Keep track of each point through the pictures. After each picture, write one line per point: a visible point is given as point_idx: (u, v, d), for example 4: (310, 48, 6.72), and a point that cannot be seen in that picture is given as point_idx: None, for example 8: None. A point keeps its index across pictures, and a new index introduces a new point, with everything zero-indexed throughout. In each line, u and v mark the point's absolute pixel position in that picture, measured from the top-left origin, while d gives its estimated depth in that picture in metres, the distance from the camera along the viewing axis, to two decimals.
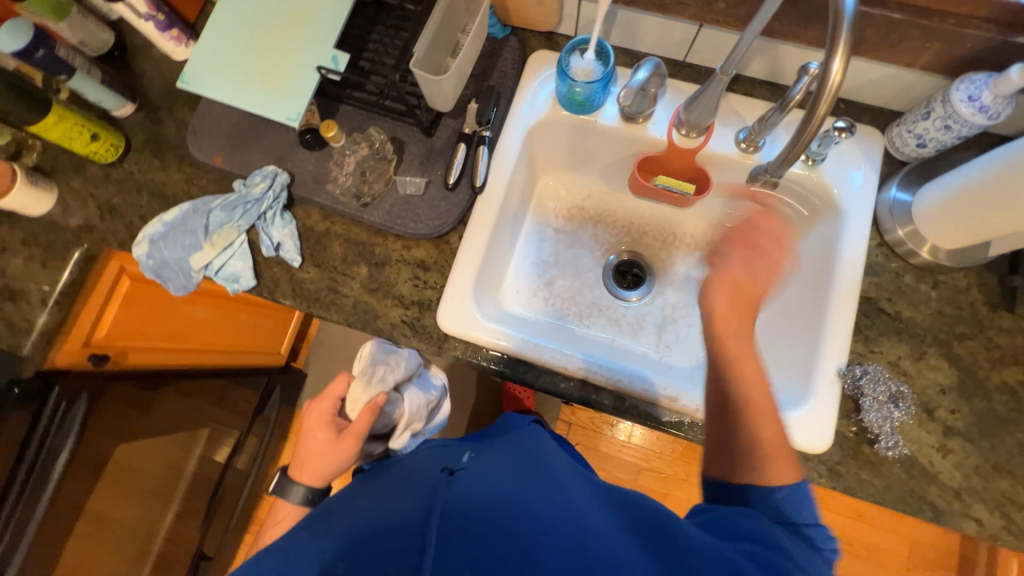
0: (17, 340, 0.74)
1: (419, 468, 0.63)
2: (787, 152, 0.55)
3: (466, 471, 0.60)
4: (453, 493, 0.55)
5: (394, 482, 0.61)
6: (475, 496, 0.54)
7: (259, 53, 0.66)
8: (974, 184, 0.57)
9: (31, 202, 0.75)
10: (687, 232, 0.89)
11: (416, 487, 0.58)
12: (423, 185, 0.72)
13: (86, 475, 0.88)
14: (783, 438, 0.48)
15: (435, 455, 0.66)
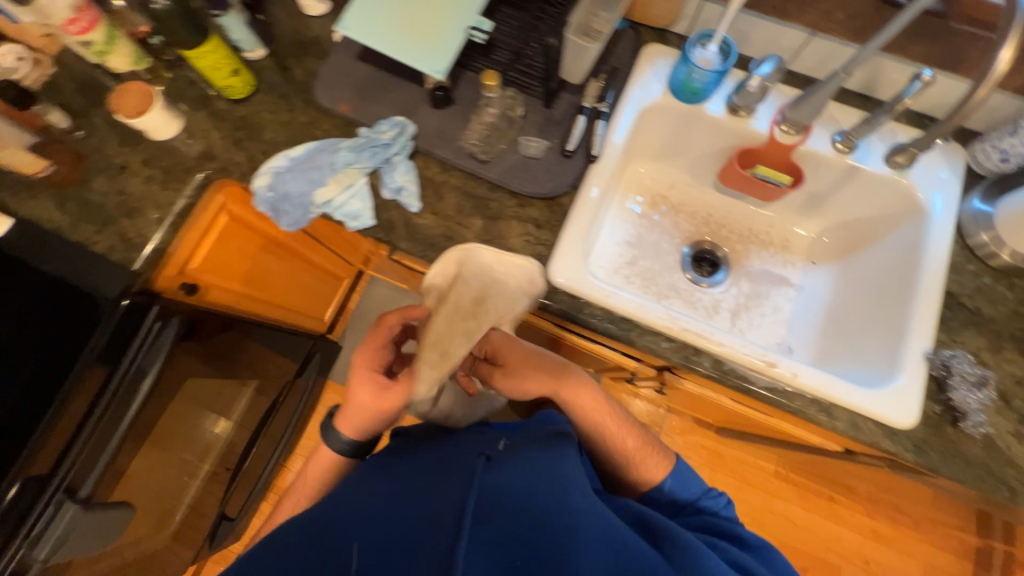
0: (130, 255, 0.76)
1: (455, 456, 0.69)
2: (942, 124, 0.63)
3: (501, 459, 0.65)
4: (493, 480, 0.61)
5: (430, 465, 0.68)
6: (513, 486, 0.60)
7: (412, 9, 0.72)
8: None
9: (162, 125, 0.78)
10: (763, 228, 0.94)
11: (454, 478, 0.63)
12: (542, 150, 0.77)
13: (163, 410, 0.85)
14: (645, 448, 0.74)
15: (472, 440, 0.71)
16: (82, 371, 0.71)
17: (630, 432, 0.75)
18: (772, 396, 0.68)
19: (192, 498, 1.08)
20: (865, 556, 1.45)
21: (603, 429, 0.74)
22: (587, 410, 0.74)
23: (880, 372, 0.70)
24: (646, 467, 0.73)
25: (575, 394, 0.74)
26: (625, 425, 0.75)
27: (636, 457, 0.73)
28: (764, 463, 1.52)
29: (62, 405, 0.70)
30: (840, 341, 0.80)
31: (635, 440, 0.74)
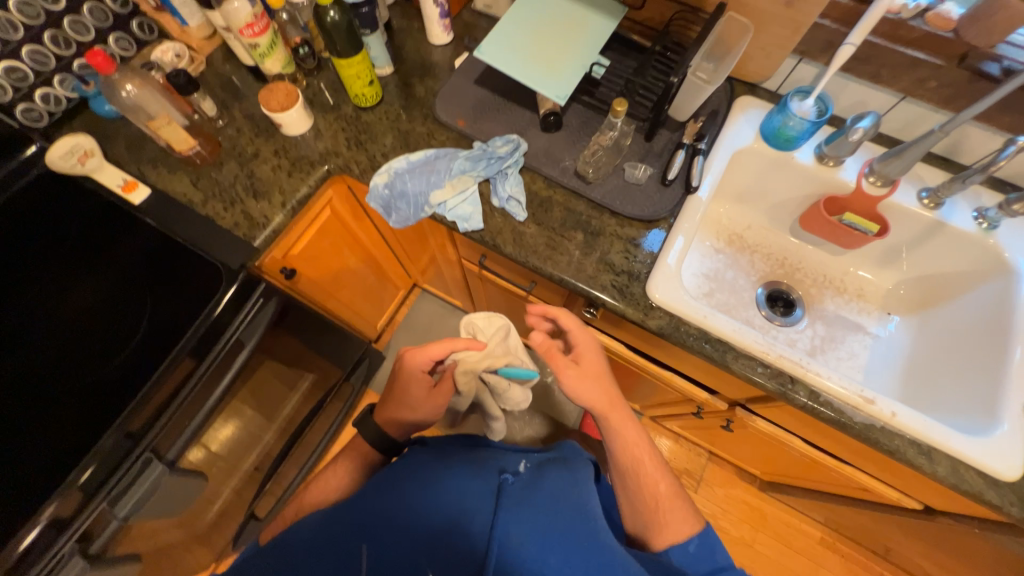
0: (252, 232, 0.81)
1: (479, 463, 0.67)
2: None
3: (523, 484, 0.63)
4: (516, 506, 0.59)
5: (449, 468, 0.65)
6: (537, 509, 0.59)
7: (540, 44, 0.80)
8: None
9: (297, 121, 0.86)
10: (838, 275, 0.96)
11: (474, 488, 0.62)
12: (644, 177, 0.82)
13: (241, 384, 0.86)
14: (672, 493, 0.68)
15: (498, 456, 0.70)
16: (179, 358, 0.74)
17: (665, 478, 0.69)
18: (868, 433, 0.68)
19: (226, 497, 1.01)
20: None
21: (638, 466, 0.69)
22: (629, 438, 0.70)
23: (975, 421, 0.70)
24: (672, 522, 0.65)
25: (624, 422, 0.70)
26: (661, 468, 0.70)
27: (662, 504, 0.66)
28: (810, 527, 1.46)
29: (157, 381, 0.73)
30: (923, 388, 0.80)
31: (667, 487, 0.68)
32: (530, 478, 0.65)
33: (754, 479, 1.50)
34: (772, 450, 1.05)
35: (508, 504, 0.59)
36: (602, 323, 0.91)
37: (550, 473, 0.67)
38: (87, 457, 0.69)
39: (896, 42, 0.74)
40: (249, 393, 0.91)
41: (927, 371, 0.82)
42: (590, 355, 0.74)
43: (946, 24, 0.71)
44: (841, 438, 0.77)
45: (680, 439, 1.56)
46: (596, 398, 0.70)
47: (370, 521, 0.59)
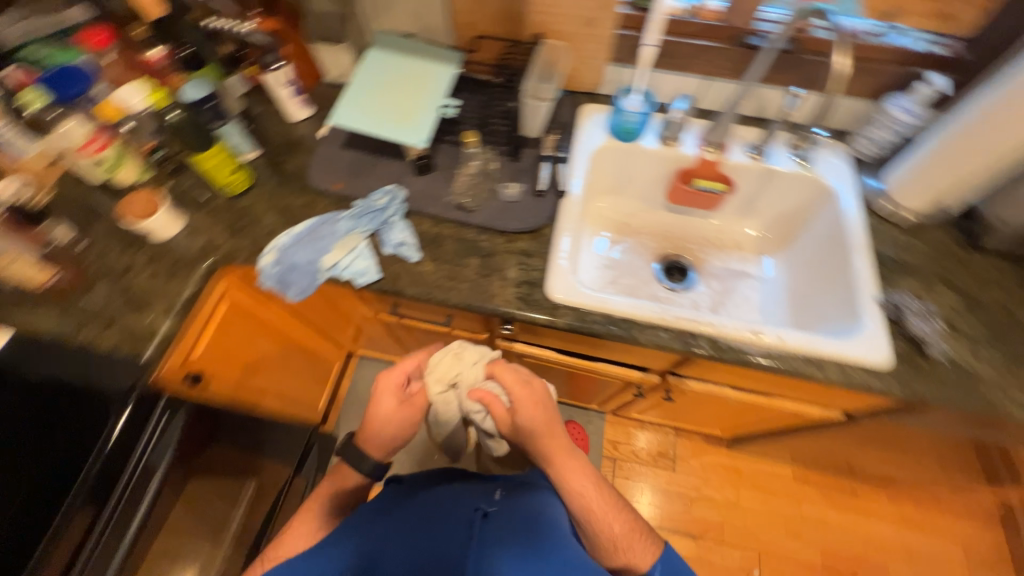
0: (137, 347, 0.77)
1: (453, 505, 0.70)
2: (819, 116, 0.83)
3: (498, 512, 0.67)
4: (493, 531, 0.63)
5: (426, 516, 0.68)
6: (515, 528, 0.63)
7: (391, 99, 0.86)
8: (936, 152, 0.80)
9: (165, 223, 0.84)
10: (715, 234, 1.07)
11: (450, 525, 0.65)
12: (518, 194, 0.88)
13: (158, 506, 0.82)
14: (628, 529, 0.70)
15: (471, 496, 0.73)
16: (77, 501, 0.70)
17: (620, 516, 0.71)
18: (766, 361, 0.76)
19: None
20: (907, 545, 1.43)
21: (591, 511, 0.71)
22: (573, 487, 0.72)
23: (846, 323, 0.80)
24: (632, 556, 0.68)
25: (573, 470, 0.73)
26: (615, 508, 0.72)
27: (622, 543, 0.68)
28: (783, 469, 1.54)
29: (57, 531, 0.68)
30: (807, 310, 0.91)
31: (622, 524, 0.70)
32: (502, 506, 0.69)
33: (722, 441, 1.57)
34: (716, 406, 1.12)
35: (486, 531, 0.63)
36: (525, 336, 0.94)
37: (521, 500, 0.70)
38: None
39: (684, 37, 0.89)
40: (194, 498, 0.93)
41: (805, 293, 0.93)
42: (532, 417, 0.74)
43: (713, 16, 0.87)
44: (753, 375, 0.84)
45: (647, 425, 1.60)
46: (536, 443, 0.74)
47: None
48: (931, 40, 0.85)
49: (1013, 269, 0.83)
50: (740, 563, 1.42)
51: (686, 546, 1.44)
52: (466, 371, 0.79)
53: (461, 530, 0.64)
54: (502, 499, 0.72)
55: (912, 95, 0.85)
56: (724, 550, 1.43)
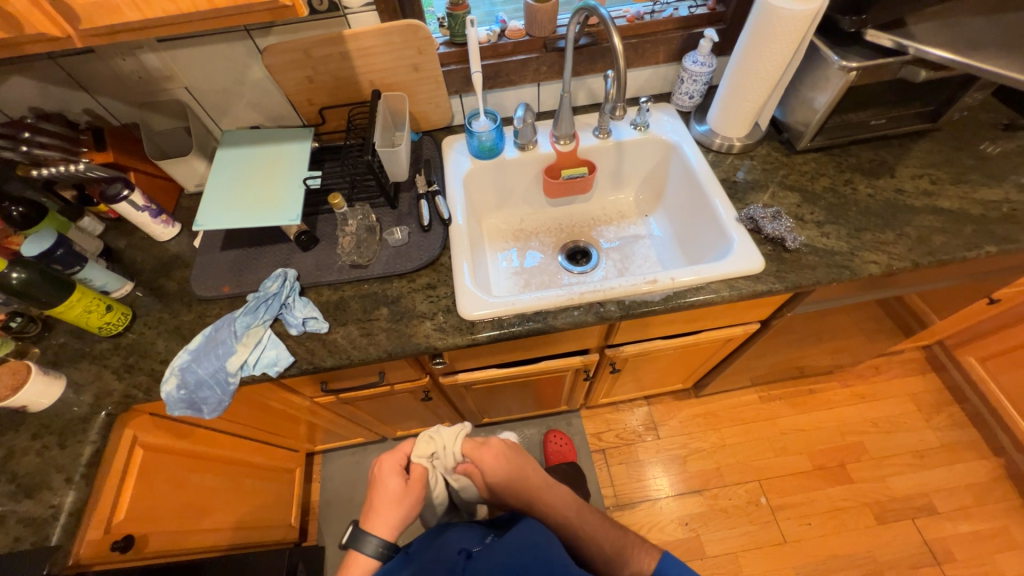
0: (44, 532, 0.69)
1: (438, 547, 0.67)
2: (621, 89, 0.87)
3: (483, 552, 0.63)
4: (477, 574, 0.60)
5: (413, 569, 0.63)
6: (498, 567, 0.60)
7: (251, 190, 0.87)
8: (728, 87, 0.94)
9: (42, 390, 0.77)
10: (600, 212, 1.17)
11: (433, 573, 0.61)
12: (405, 236, 0.92)
13: None
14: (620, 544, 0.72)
15: (460, 533, 0.70)
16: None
17: (608, 532, 0.75)
18: (668, 302, 0.83)
19: None
20: (870, 418, 1.57)
21: (579, 532, 0.76)
22: (556, 517, 0.78)
23: (722, 245, 0.91)
24: (634, 565, 0.68)
25: (558, 496, 0.80)
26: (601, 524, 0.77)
27: (617, 553, 0.70)
28: (749, 396, 1.64)
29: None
30: (692, 246, 1.01)
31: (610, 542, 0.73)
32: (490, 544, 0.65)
33: (689, 392, 1.65)
34: (660, 361, 1.18)
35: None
36: (461, 362, 0.96)
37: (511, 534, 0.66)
38: None
39: (503, 57, 0.99)
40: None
41: (687, 235, 1.03)
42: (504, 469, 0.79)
43: (519, 33, 0.97)
44: (669, 319, 0.92)
45: (621, 406, 1.64)
46: (512, 490, 0.79)
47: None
48: (695, 5, 1.01)
49: (826, 159, 0.99)
50: (748, 497, 1.47)
51: (696, 503, 1.47)
52: (450, 447, 0.80)
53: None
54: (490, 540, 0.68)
55: (698, 49, 0.98)
56: (730, 491, 1.48)
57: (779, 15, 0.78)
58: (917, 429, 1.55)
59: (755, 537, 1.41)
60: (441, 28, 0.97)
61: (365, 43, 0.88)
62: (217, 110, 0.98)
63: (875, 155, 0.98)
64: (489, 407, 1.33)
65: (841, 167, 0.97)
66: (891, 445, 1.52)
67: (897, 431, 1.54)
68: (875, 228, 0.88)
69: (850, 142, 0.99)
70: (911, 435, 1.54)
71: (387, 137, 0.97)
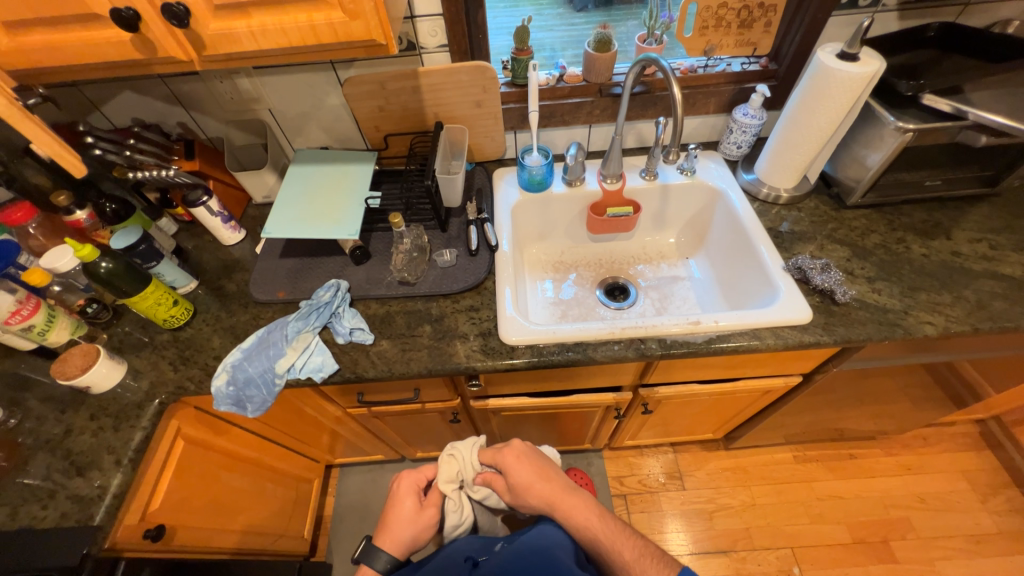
0: (88, 512, 0.71)
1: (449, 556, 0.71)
2: (676, 135, 0.90)
3: (487, 559, 0.67)
4: None
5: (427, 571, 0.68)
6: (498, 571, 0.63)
7: (316, 205, 0.93)
8: (777, 139, 0.96)
9: (105, 374, 0.82)
10: (640, 251, 1.18)
11: None
12: (453, 258, 0.96)
13: None
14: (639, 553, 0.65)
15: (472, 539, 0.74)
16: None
17: (627, 543, 0.67)
18: (710, 344, 0.82)
19: None
20: (917, 493, 1.46)
21: (601, 540, 0.69)
22: (578, 522, 0.71)
23: (766, 293, 0.90)
24: None
25: (576, 504, 0.73)
26: (622, 533, 0.69)
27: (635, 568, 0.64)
28: (783, 454, 1.56)
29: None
30: (734, 291, 1.01)
31: (632, 549, 0.66)
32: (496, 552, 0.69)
33: (718, 444, 1.59)
34: (694, 407, 1.15)
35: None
36: (494, 386, 0.96)
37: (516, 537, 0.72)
38: None
39: (559, 99, 1.05)
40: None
41: (729, 280, 1.03)
42: (523, 473, 0.76)
43: (576, 78, 1.03)
44: (709, 363, 0.91)
45: (646, 450, 1.59)
46: (531, 492, 0.75)
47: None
48: (748, 61, 1.05)
49: (877, 215, 0.99)
50: (778, 565, 1.37)
51: (721, 565, 1.38)
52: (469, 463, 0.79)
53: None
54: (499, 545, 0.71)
55: (749, 102, 1.02)
56: (759, 556, 1.39)
57: (834, 76, 0.81)
58: (971, 511, 1.42)
59: None
60: (504, 69, 1.04)
61: (435, 79, 0.95)
62: (293, 130, 1.06)
63: (929, 216, 0.97)
64: (512, 438, 1.31)
65: (893, 225, 0.96)
66: (940, 526, 1.40)
67: (947, 511, 1.43)
68: (929, 288, 0.86)
69: (903, 201, 0.99)
70: (963, 517, 1.41)
71: (444, 165, 1.03)
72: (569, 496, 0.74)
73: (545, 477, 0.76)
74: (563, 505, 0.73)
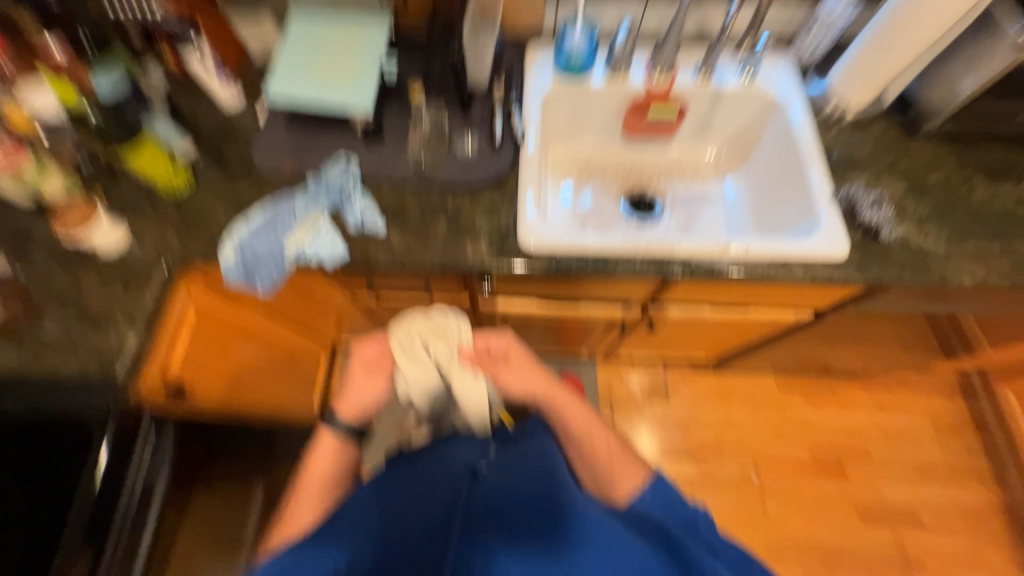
0: (109, 367, 0.74)
1: (447, 460, 0.72)
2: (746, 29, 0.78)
3: (488, 470, 0.69)
4: (483, 493, 0.66)
5: (423, 470, 0.70)
6: (503, 493, 0.66)
7: (330, 69, 0.83)
8: (866, 44, 0.83)
9: (107, 236, 0.80)
10: (675, 163, 1.09)
11: (442, 482, 0.67)
12: (475, 150, 0.88)
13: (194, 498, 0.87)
14: (618, 453, 0.75)
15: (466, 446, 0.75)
16: (78, 544, 0.69)
17: (607, 442, 0.77)
18: (734, 271, 0.79)
19: None
20: (882, 427, 1.57)
21: (585, 438, 0.77)
22: (566, 414, 0.78)
23: (803, 223, 0.85)
24: (624, 476, 0.72)
25: (565, 402, 0.79)
26: (603, 435, 0.78)
27: (615, 463, 0.74)
28: (767, 381, 1.64)
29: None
30: (768, 217, 0.94)
31: (613, 446, 0.76)
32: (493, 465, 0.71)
33: (708, 366, 1.66)
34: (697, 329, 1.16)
35: (476, 492, 0.66)
36: (505, 289, 0.95)
37: (508, 447, 0.76)
38: None
39: None
40: (193, 535, 0.88)
41: (765, 205, 0.96)
42: (522, 373, 0.78)
43: None
44: (726, 290, 0.89)
45: (639, 364, 1.66)
46: (521, 389, 0.78)
47: (339, 553, 0.58)
48: None
49: (948, 150, 0.88)
50: (740, 472, 1.52)
51: (688, 467, 1.53)
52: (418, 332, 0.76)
53: (452, 491, 0.65)
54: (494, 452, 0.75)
55: None
56: (724, 463, 1.53)
57: None
58: (926, 447, 1.54)
59: (737, 509, 1.47)
60: None
61: None
62: None
63: (1005, 157, 0.87)
64: None
65: (962, 163, 0.87)
66: (894, 456, 1.53)
67: (904, 444, 1.54)
68: (981, 236, 0.80)
69: (982, 136, 0.88)
70: (918, 452, 1.54)
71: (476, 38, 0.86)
72: (559, 394, 0.78)
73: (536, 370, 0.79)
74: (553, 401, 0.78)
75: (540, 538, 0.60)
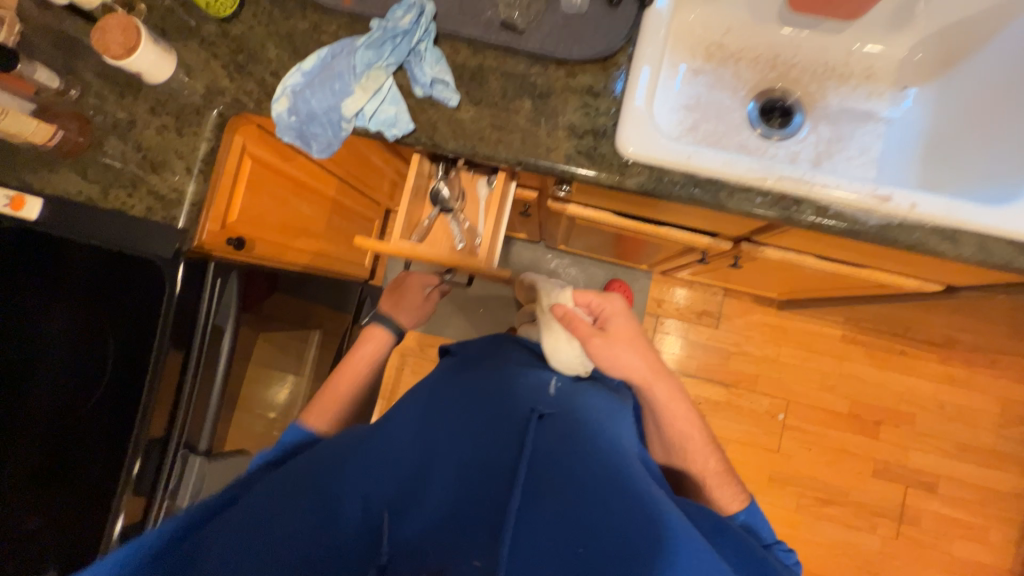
0: (172, 212, 0.73)
1: (508, 391, 0.64)
2: None
3: (554, 418, 0.60)
4: (550, 438, 0.57)
5: (477, 389, 0.65)
6: (570, 444, 0.57)
7: None
8: None
9: (156, 63, 0.68)
10: (839, 60, 0.81)
11: (504, 425, 0.58)
12: (585, 2, 0.67)
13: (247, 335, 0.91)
14: (720, 470, 0.73)
15: (527, 388, 0.65)
16: (165, 354, 0.73)
17: (704, 456, 0.73)
18: (886, 230, 0.62)
19: None
20: (940, 400, 1.47)
21: (687, 441, 0.74)
22: (669, 412, 0.74)
23: (1005, 184, 0.64)
24: (719, 494, 0.71)
25: (668, 394, 0.74)
26: (707, 444, 0.74)
27: (711, 479, 0.72)
28: (832, 329, 1.51)
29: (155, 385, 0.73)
30: (946, 162, 0.71)
31: (715, 462, 0.74)
32: (558, 410, 0.62)
33: (773, 301, 1.53)
34: (786, 272, 1.01)
35: (540, 437, 0.56)
36: (583, 198, 0.83)
37: (575, 399, 0.67)
38: (130, 458, 0.72)
39: None
40: (258, 360, 0.97)
41: (948, 143, 0.72)
42: (615, 350, 0.72)
43: None
44: (854, 246, 0.72)
45: (695, 285, 1.55)
46: (626, 370, 0.72)
47: (386, 474, 0.56)
48: None
49: None
50: (768, 408, 1.51)
51: (717, 392, 1.52)
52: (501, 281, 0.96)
53: (511, 432, 0.57)
54: (557, 395, 0.67)
55: None
56: (755, 397, 1.51)
57: None
58: (981, 428, 1.45)
59: (752, 437, 1.50)
60: None
61: None
62: None
63: None
64: (573, 240, 1.25)
65: None
66: (940, 429, 1.46)
67: (955, 420, 1.46)
68: None
69: None
70: (967, 430, 1.46)
71: None
72: (662, 383, 0.74)
73: (632, 343, 0.74)
74: (652, 391, 0.73)
75: (619, 517, 0.48)
